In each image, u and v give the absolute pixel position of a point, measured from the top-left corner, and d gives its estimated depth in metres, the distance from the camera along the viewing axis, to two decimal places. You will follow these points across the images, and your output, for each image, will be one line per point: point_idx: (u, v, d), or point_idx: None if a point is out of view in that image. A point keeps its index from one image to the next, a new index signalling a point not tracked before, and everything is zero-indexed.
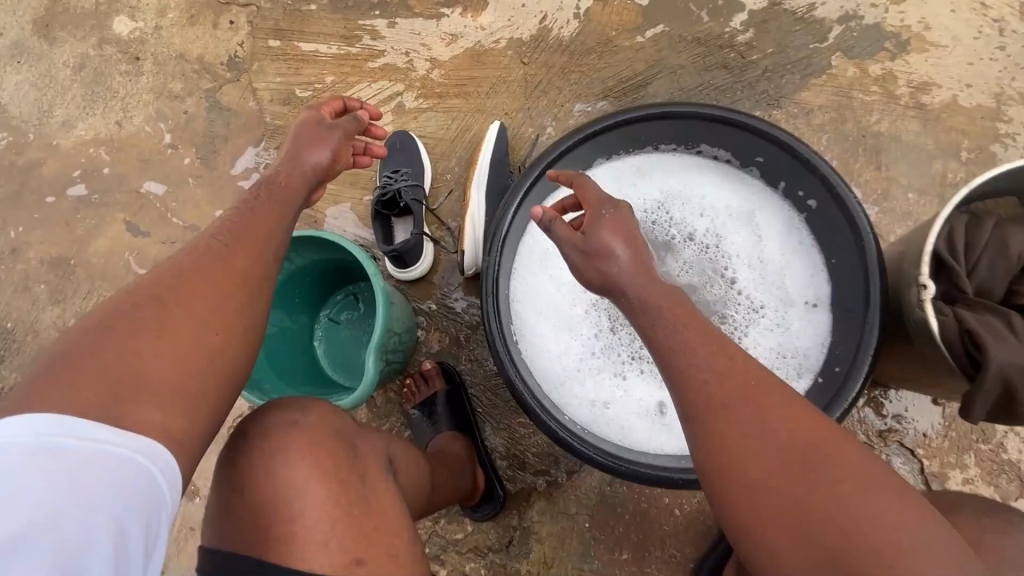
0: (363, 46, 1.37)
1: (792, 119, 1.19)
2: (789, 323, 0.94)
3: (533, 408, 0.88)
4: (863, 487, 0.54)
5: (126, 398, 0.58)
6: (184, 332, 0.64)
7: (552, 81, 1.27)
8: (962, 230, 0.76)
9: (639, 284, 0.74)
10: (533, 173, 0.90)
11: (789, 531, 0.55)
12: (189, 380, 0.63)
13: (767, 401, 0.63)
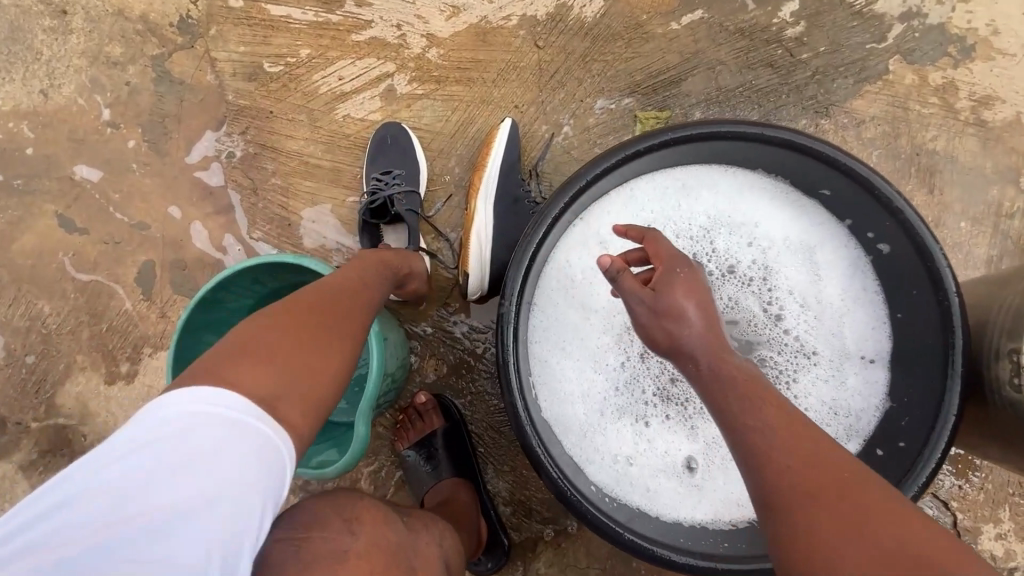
0: (345, 15, 1.15)
1: (841, 131, 1.05)
2: (845, 377, 0.81)
3: (553, 477, 0.74)
4: None
5: (280, 395, 0.55)
6: (335, 340, 0.64)
7: (570, 71, 1.09)
8: None
9: (711, 351, 0.61)
10: (563, 198, 0.75)
11: None
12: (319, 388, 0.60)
13: (865, 497, 0.49)
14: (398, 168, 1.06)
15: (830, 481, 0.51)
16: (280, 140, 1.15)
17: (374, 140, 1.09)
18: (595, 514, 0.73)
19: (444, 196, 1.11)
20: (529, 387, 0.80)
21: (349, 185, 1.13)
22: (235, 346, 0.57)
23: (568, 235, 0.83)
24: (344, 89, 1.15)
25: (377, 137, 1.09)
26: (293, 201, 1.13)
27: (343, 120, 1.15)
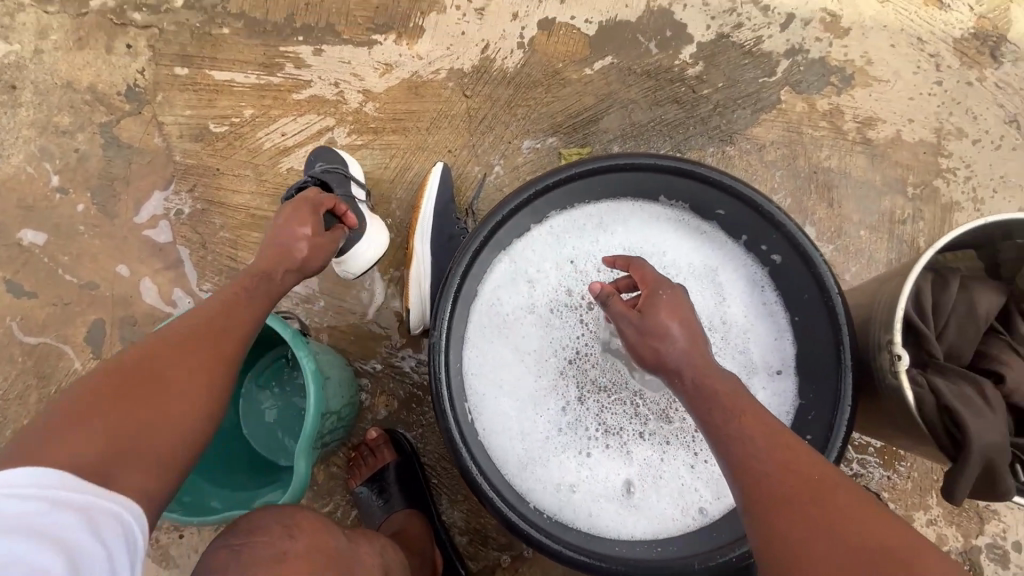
0: (286, 76, 1.23)
1: (745, 155, 1.15)
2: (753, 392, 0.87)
3: (492, 499, 0.77)
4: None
5: (114, 460, 0.57)
6: (184, 383, 0.65)
7: (497, 116, 1.18)
8: (928, 291, 0.74)
9: (695, 366, 0.69)
10: (483, 230, 0.81)
11: None
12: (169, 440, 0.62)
13: (836, 496, 0.58)
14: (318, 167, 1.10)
15: (806, 483, 0.59)
16: (227, 194, 1.21)
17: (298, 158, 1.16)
18: (535, 534, 0.76)
19: (387, 237, 1.16)
20: (466, 416, 0.82)
21: None
22: (66, 414, 0.58)
23: (495, 270, 0.89)
24: (287, 144, 1.22)
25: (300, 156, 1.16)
26: (241, 252, 1.18)
27: (287, 172, 1.21)
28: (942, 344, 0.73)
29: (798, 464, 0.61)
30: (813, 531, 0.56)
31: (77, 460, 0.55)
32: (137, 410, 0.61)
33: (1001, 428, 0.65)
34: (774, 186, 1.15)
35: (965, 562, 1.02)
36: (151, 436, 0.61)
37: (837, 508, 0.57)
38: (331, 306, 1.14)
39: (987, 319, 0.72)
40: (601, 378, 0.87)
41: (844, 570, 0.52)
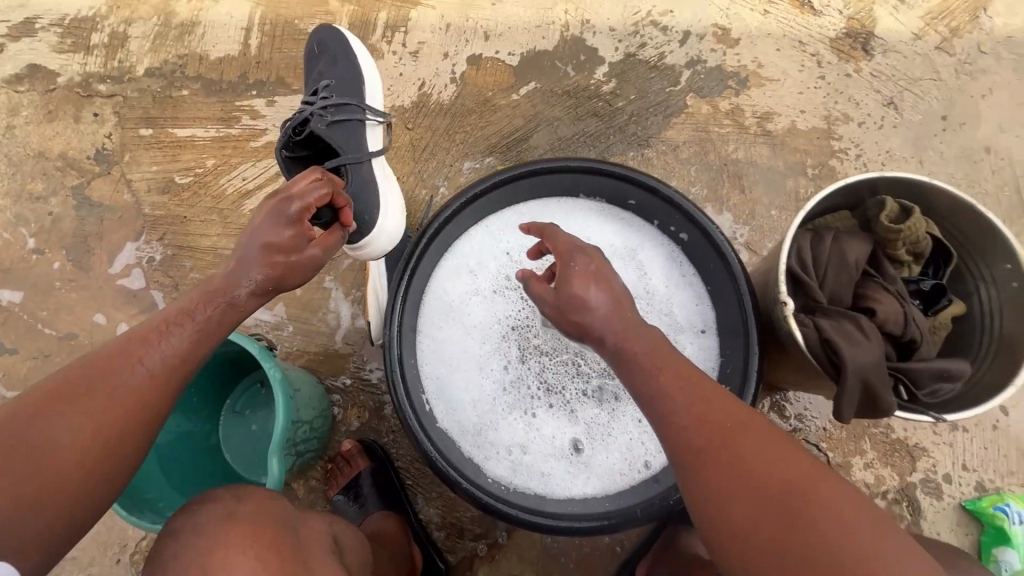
0: (243, 127, 1.35)
1: (662, 155, 1.29)
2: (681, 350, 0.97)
3: (449, 474, 0.85)
4: (844, 527, 0.55)
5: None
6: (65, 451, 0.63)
7: (438, 143, 1.31)
8: (807, 248, 0.86)
9: (616, 331, 0.74)
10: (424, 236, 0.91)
11: None
12: (55, 503, 0.62)
13: (747, 440, 0.63)
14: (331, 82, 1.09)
15: (721, 432, 0.64)
16: (195, 239, 1.30)
17: (314, 48, 1.15)
18: (491, 500, 0.83)
19: (347, 262, 1.26)
20: (422, 404, 0.91)
21: None
22: None
23: (441, 270, 1.00)
24: (248, 187, 1.32)
25: (316, 49, 1.15)
26: None
27: (250, 213, 1.31)
28: (825, 292, 0.84)
29: (713, 414, 0.66)
30: (727, 483, 0.61)
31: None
32: (24, 465, 0.61)
33: (875, 353, 0.76)
34: (691, 180, 1.28)
35: (904, 499, 1.10)
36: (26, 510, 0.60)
37: (747, 453, 0.62)
38: (299, 330, 1.22)
39: (857, 265, 0.84)
40: (543, 343, 0.97)
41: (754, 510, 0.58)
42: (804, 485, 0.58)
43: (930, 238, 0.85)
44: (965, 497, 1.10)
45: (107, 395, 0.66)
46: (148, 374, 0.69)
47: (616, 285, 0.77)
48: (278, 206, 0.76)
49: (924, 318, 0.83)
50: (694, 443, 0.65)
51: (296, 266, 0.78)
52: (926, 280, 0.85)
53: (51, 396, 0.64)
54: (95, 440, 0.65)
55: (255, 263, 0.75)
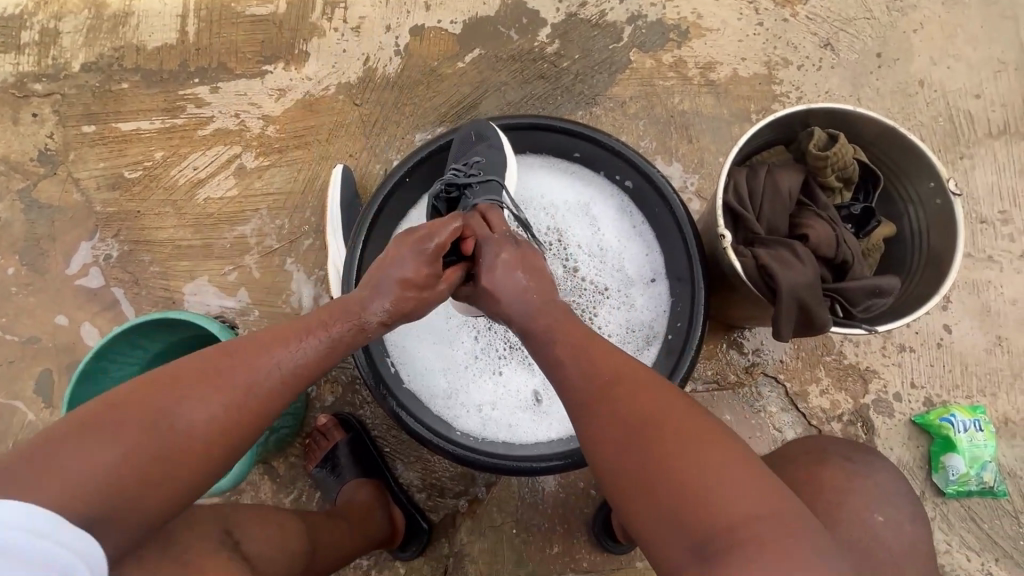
0: (189, 116, 1.33)
1: (610, 113, 1.31)
2: (633, 300, 1.02)
3: (418, 431, 0.88)
4: (702, 454, 0.60)
5: (105, 511, 0.57)
6: (196, 447, 0.63)
7: (388, 117, 1.31)
8: (744, 183, 0.89)
9: (532, 306, 0.79)
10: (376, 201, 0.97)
11: (648, 507, 0.60)
12: (156, 491, 0.60)
13: (626, 386, 0.68)
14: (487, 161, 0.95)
15: (604, 381, 0.69)
16: (151, 232, 1.29)
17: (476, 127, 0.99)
18: (457, 450, 0.87)
19: (307, 242, 1.27)
20: (388, 367, 0.93)
21: (221, 255, 1.27)
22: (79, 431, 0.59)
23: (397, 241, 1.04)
24: (200, 176, 1.31)
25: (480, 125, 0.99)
26: (173, 280, 1.26)
27: (204, 202, 1.30)
28: (762, 224, 0.88)
29: (600, 364, 0.71)
30: (607, 425, 0.66)
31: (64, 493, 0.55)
32: (158, 449, 0.61)
33: (808, 275, 0.80)
34: (639, 134, 1.30)
35: (858, 420, 1.16)
36: (142, 494, 0.59)
37: (625, 397, 0.66)
38: (266, 314, 1.23)
39: (790, 195, 0.88)
40: None
41: (629, 448, 0.63)
42: (672, 422, 0.63)
43: (857, 162, 0.88)
44: (915, 413, 1.16)
45: (247, 397, 0.66)
46: (277, 381, 0.69)
47: (541, 271, 0.83)
48: (420, 245, 0.81)
49: (855, 240, 0.87)
50: (582, 392, 0.69)
51: (427, 301, 0.80)
52: (856, 204, 0.89)
53: (188, 380, 0.65)
54: (215, 433, 0.64)
55: (388, 294, 0.78)
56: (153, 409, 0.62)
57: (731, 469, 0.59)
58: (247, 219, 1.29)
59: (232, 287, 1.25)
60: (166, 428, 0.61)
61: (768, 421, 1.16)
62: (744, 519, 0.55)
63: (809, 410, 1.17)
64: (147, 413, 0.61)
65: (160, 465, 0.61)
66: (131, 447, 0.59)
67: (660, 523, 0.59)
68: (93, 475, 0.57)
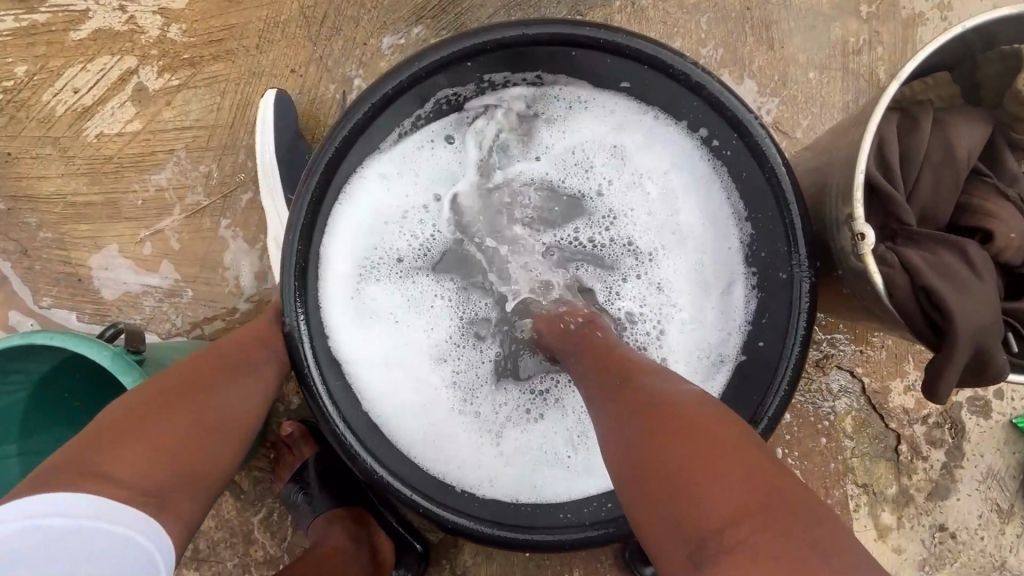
0: (53, 10, 0.92)
1: (660, 3, 0.92)
2: (703, 313, 0.74)
3: (406, 496, 0.65)
4: (722, 447, 0.46)
5: (157, 489, 0.51)
6: (227, 421, 0.58)
7: (340, 11, 0.91)
8: (893, 141, 0.57)
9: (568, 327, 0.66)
10: (323, 154, 0.63)
11: (655, 514, 0.45)
12: (211, 464, 0.56)
13: (642, 376, 0.55)
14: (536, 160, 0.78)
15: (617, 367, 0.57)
16: (33, 184, 0.95)
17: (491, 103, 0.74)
18: (458, 521, 0.64)
19: (245, 197, 0.94)
20: (357, 408, 0.69)
21: (132, 216, 0.95)
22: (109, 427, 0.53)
23: (365, 227, 0.74)
24: (85, 103, 0.94)
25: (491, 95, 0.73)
26: (73, 250, 0.95)
27: (97, 140, 0.95)
28: (914, 207, 0.57)
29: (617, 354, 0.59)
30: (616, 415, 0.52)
31: (119, 483, 0.50)
32: (192, 426, 0.55)
33: (990, 302, 0.52)
34: (700, 37, 0.92)
35: (946, 422, 0.95)
36: (190, 471, 0.54)
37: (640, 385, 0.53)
38: (201, 295, 0.95)
39: (968, 163, 0.56)
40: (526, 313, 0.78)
41: (639, 439, 0.49)
42: (693, 407, 0.50)
43: None
44: (1016, 413, 0.95)
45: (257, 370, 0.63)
46: None
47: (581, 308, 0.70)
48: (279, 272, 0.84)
49: None
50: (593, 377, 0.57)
51: None
52: None
53: (204, 361, 0.61)
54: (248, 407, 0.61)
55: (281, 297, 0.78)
56: (178, 390, 0.57)
57: (745, 460, 0.45)
58: (159, 164, 0.94)
59: (152, 261, 0.95)
60: (198, 403, 0.57)
61: (836, 424, 0.95)
62: (740, 519, 0.41)
63: (888, 412, 0.95)
64: (168, 391, 0.56)
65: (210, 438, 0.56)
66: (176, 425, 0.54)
67: (666, 538, 0.44)
68: (139, 465, 0.51)
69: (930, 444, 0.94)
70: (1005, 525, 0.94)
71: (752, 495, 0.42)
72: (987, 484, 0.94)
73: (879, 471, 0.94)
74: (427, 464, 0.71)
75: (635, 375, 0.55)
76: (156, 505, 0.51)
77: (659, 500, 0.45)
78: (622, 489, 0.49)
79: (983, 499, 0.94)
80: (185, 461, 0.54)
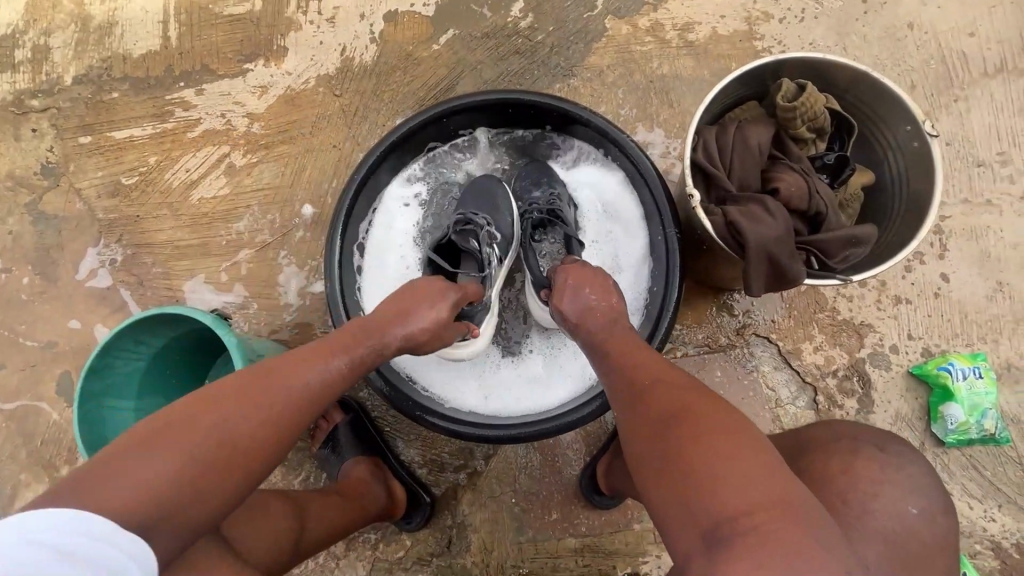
0: (178, 119, 1.37)
1: (588, 83, 1.31)
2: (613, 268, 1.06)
3: (413, 409, 0.93)
4: (728, 453, 0.62)
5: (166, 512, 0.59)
6: (244, 452, 0.64)
7: (368, 105, 1.33)
8: (712, 140, 0.88)
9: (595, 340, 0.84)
10: (354, 179, 0.99)
11: (676, 507, 0.63)
12: (208, 492, 0.62)
13: (664, 391, 0.72)
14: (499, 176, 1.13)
15: (644, 384, 0.74)
16: (151, 235, 1.34)
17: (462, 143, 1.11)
18: (452, 425, 0.92)
19: (299, 234, 1.30)
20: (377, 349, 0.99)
21: (219, 253, 1.32)
22: (143, 437, 0.61)
23: (380, 229, 1.08)
24: (193, 178, 1.35)
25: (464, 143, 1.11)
26: (175, 279, 1.31)
27: (198, 202, 1.34)
28: (733, 180, 0.87)
29: (644, 372, 0.76)
30: (647, 425, 0.70)
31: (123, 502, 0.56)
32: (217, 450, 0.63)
33: (778, 230, 0.80)
34: (619, 103, 1.29)
35: (854, 374, 1.15)
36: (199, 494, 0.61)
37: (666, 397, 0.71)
38: (263, 307, 1.28)
39: (760, 149, 0.87)
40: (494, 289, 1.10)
41: (666, 446, 0.66)
42: (709, 420, 0.66)
43: (827, 111, 0.86)
44: (913, 363, 1.14)
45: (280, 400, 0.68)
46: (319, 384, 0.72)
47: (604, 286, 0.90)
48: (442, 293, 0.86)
49: (829, 191, 0.86)
50: (627, 392, 0.75)
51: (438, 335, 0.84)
52: (829, 153, 0.88)
53: (234, 382, 0.68)
54: (242, 456, 0.64)
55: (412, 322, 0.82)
56: (199, 413, 0.64)
57: (747, 462, 0.62)
58: (240, 215, 1.33)
59: (229, 283, 1.30)
60: (214, 421, 0.64)
61: (761, 380, 1.16)
62: (747, 511, 0.58)
63: (803, 368, 1.16)
64: (208, 412, 0.64)
65: (189, 495, 0.60)
66: (195, 444, 0.61)
67: (683, 524, 0.61)
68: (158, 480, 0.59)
69: (843, 394, 1.14)
70: None
71: (754, 495, 0.59)
72: (898, 426, 1.12)
73: (801, 418, 1.14)
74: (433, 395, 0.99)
75: (657, 391, 0.73)
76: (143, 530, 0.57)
77: (676, 494, 0.63)
78: (651, 485, 0.67)
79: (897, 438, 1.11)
80: (196, 481, 0.61)
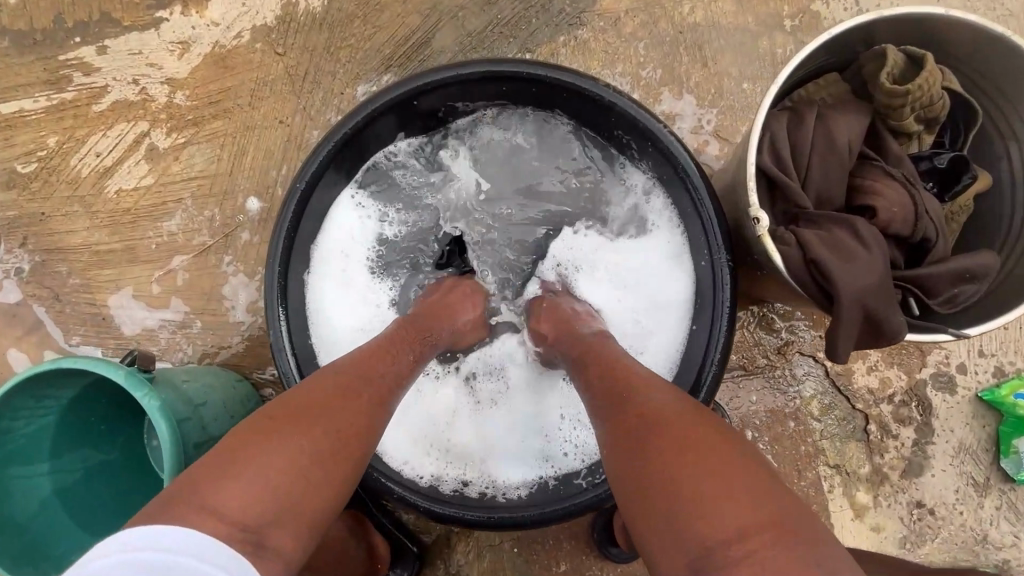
0: (78, 87, 1.07)
1: (600, 35, 1.02)
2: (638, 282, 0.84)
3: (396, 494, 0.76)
4: (725, 469, 0.48)
5: (274, 517, 0.48)
6: (341, 451, 0.54)
7: (319, 66, 1.04)
8: (783, 133, 0.64)
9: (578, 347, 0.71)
10: (296, 189, 0.77)
11: (658, 534, 0.47)
12: (323, 491, 0.52)
13: (648, 394, 0.58)
14: (490, 168, 0.89)
15: (623, 386, 0.60)
16: (63, 238, 1.09)
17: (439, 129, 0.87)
18: (444, 509, 0.76)
19: (244, 235, 1.06)
20: None
21: (149, 259, 1.07)
22: (238, 438, 0.51)
23: (336, 247, 0.86)
24: (106, 164, 1.08)
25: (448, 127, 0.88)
26: (95, 292, 1.08)
27: (117, 195, 1.08)
28: (809, 191, 0.65)
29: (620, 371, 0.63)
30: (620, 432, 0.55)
31: (230, 513, 0.46)
32: (324, 447, 0.53)
33: (875, 269, 0.59)
34: (639, 61, 1.02)
35: (913, 400, 0.97)
36: (311, 492, 0.51)
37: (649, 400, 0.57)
38: (208, 325, 1.06)
39: (850, 149, 0.64)
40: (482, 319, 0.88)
41: (651, 455, 0.51)
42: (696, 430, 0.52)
43: (946, 95, 0.63)
44: (982, 387, 0.97)
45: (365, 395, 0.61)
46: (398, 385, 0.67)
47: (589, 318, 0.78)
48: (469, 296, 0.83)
49: (939, 208, 0.64)
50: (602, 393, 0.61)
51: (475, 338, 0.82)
52: (942, 154, 0.65)
53: (327, 383, 0.60)
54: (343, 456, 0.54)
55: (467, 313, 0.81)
56: (301, 408, 0.55)
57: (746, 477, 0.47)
58: (170, 212, 1.07)
59: (164, 298, 1.07)
60: (312, 412, 0.55)
61: (804, 408, 0.98)
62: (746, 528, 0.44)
63: (854, 393, 0.98)
64: (297, 405, 0.56)
65: (294, 498, 0.50)
66: (306, 443, 0.52)
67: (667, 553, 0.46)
68: (262, 487, 0.48)
69: (899, 422, 0.97)
70: (983, 497, 0.96)
71: (755, 513, 0.44)
72: (961, 459, 0.96)
73: (850, 451, 0.97)
74: (426, 468, 0.82)
75: (638, 392, 0.58)
76: (256, 545, 0.46)
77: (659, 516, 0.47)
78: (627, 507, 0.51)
79: (958, 473, 0.96)
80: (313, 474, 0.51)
